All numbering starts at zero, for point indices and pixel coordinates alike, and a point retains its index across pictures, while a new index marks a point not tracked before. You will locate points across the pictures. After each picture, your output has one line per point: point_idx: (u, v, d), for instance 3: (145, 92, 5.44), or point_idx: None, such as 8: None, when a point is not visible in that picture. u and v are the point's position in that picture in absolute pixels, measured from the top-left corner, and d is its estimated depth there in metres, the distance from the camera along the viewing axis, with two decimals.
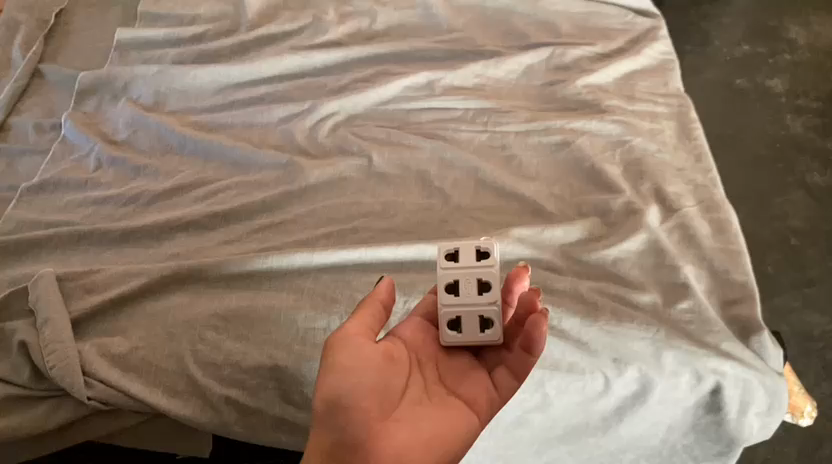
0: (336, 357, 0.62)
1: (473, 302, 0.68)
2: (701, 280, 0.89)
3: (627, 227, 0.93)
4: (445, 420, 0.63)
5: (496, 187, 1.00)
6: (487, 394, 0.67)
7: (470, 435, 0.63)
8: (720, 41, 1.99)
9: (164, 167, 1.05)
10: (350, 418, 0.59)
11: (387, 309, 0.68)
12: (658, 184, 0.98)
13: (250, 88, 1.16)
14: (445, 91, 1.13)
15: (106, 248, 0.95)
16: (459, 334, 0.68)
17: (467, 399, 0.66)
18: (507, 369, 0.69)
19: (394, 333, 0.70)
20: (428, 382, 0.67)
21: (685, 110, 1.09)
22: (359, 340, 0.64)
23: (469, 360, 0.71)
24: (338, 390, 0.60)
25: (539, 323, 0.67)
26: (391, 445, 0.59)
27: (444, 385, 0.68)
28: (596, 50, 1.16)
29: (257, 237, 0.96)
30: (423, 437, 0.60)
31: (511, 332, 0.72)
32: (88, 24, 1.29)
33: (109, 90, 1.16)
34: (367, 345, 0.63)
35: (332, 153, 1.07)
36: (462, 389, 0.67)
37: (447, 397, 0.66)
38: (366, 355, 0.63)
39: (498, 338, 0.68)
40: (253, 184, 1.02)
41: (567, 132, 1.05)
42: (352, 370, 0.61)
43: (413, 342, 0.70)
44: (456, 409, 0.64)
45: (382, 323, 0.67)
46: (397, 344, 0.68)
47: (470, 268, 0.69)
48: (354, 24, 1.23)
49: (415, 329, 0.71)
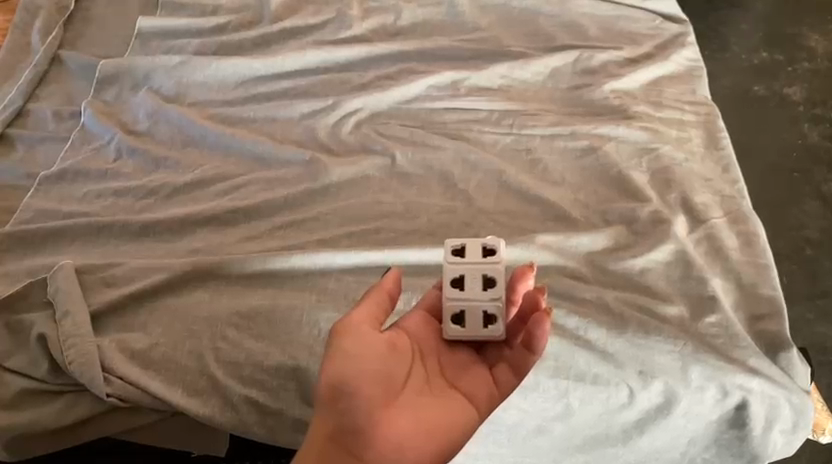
0: (340, 342, 0.60)
1: (478, 297, 0.65)
2: (728, 294, 0.88)
3: (653, 237, 0.92)
4: (447, 412, 0.61)
5: (520, 191, 0.99)
6: (489, 389, 0.65)
7: (472, 428, 0.62)
8: (739, 47, 1.97)
9: (184, 159, 1.03)
10: (351, 404, 0.58)
11: (393, 299, 0.65)
12: (685, 194, 0.97)
13: (272, 82, 1.15)
14: (470, 92, 1.11)
15: (125, 241, 0.94)
16: (462, 328, 0.65)
17: (467, 392, 0.64)
18: (507, 365, 0.66)
19: (397, 323, 0.67)
20: (430, 373, 0.64)
21: (712, 119, 1.08)
22: (366, 326, 0.61)
23: (469, 354, 0.67)
24: (341, 375, 0.58)
25: (542, 322, 0.64)
26: (393, 434, 0.57)
27: (444, 377, 0.65)
28: (623, 54, 1.15)
29: (278, 235, 0.94)
30: (426, 428, 0.59)
31: (511, 330, 0.69)
32: (108, 10, 1.27)
33: (129, 79, 1.14)
34: (372, 332, 0.61)
35: (354, 151, 1.05)
36: (463, 382, 0.65)
37: (450, 389, 0.64)
38: (371, 343, 0.61)
39: (501, 335, 0.65)
40: (273, 180, 1.01)
41: (594, 138, 1.04)
42: (356, 357, 0.59)
43: (417, 333, 0.66)
44: (457, 402, 0.62)
45: (387, 312, 0.64)
46: (400, 333, 0.65)
47: (476, 264, 0.67)
48: (378, 19, 1.21)
49: (420, 321, 0.67)
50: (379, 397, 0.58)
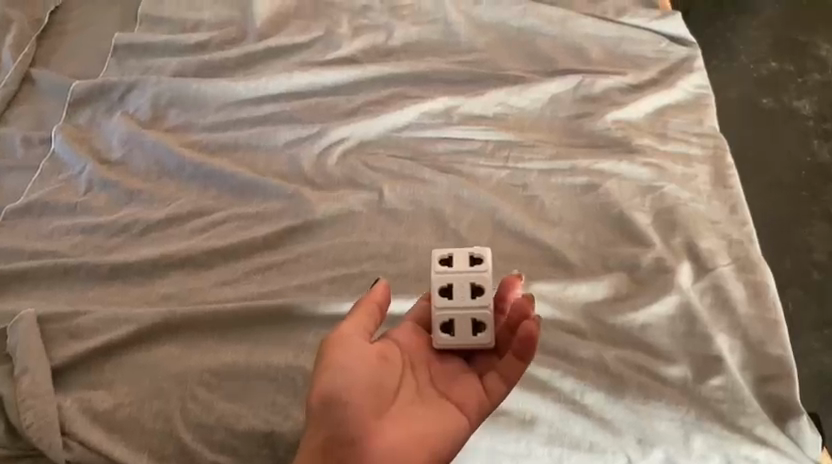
0: (333, 357, 0.68)
1: (466, 306, 0.71)
2: (735, 352, 0.82)
3: (656, 288, 0.86)
4: (434, 420, 0.67)
5: (515, 232, 0.93)
6: (478, 397, 0.70)
7: (459, 436, 0.68)
8: (746, 56, 1.88)
9: (159, 193, 0.97)
10: (344, 415, 0.65)
11: (383, 311, 0.73)
12: (691, 239, 0.91)
13: (255, 106, 1.08)
14: (464, 120, 1.05)
15: (94, 284, 0.88)
16: (452, 337, 0.71)
17: (456, 400, 0.70)
18: (497, 375, 0.71)
19: (389, 334, 0.74)
20: (420, 384, 0.71)
21: (720, 154, 1.01)
22: (356, 339, 0.69)
23: (460, 364, 0.73)
24: (334, 389, 0.66)
25: (530, 328, 0.69)
26: (382, 444, 0.64)
27: (435, 385, 0.71)
28: (627, 80, 1.08)
29: (256, 279, 0.89)
30: (413, 437, 0.66)
31: (502, 339, 0.74)
32: (85, 24, 1.20)
33: (105, 101, 1.08)
34: (363, 346, 0.69)
35: (339, 185, 0.99)
36: (453, 390, 0.71)
37: (439, 398, 0.70)
38: (361, 356, 0.68)
39: (490, 342, 0.71)
40: (253, 217, 0.95)
41: (594, 173, 0.98)
42: (347, 371, 0.67)
43: (407, 345, 0.73)
44: (445, 412, 0.68)
45: (376, 324, 0.72)
46: (392, 344, 0.72)
47: (463, 273, 0.72)
48: (368, 39, 1.15)
49: (409, 332, 0.74)
50: (369, 409, 0.66)
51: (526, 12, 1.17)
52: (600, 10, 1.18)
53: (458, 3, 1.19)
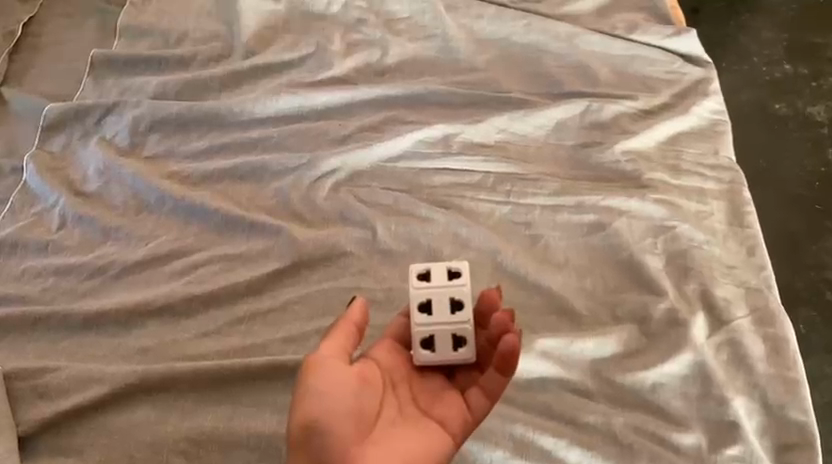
0: (310, 384, 0.64)
1: (446, 321, 0.69)
2: (752, 416, 0.76)
3: (668, 342, 0.80)
4: (417, 441, 0.65)
5: (517, 277, 0.87)
6: (462, 414, 0.68)
7: (444, 455, 0.65)
8: (759, 58, 1.81)
9: (137, 229, 0.91)
10: (323, 443, 0.62)
11: (361, 331, 0.70)
12: (705, 286, 0.85)
13: (241, 130, 1.01)
14: (463, 149, 0.98)
15: (66, 334, 0.82)
16: (433, 353, 0.69)
17: (438, 418, 0.67)
18: (480, 389, 0.69)
19: (367, 353, 0.71)
20: (402, 403, 0.68)
21: (737, 188, 0.95)
22: (334, 364, 0.66)
23: (442, 380, 0.71)
24: (312, 417, 0.63)
25: (512, 342, 0.66)
26: None
27: (417, 403, 0.68)
28: (638, 105, 1.01)
29: (239, 329, 0.83)
30: (396, 461, 0.63)
31: (484, 353, 0.71)
32: (59, 36, 1.13)
33: (81, 125, 1.01)
34: (341, 369, 0.65)
35: (330, 221, 0.93)
36: (435, 408, 0.68)
37: (421, 416, 0.67)
38: (339, 381, 0.65)
39: (471, 356, 0.69)
40: (236, 259, 0.88)
41: (603, 211, 0.91)
42: (326, 397, 0.64)
43: (386, 363, 0.70)
44: (429, 432, 0.66)
45: (354, 345, 0.69)
46: (371, 364, 0.69)
47: (443, 288, 0.71)
48: (361, 56, 1.08)
49: (388, 349, 0.71)
50: (354, 432, 0.63)
51: (530, 27, 1.10)
52: (609, 25, 1.10)
53: (457, 16, 1.12)
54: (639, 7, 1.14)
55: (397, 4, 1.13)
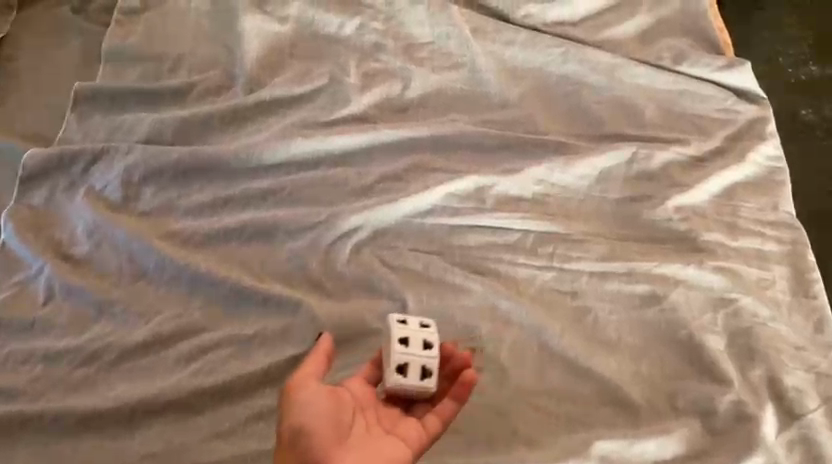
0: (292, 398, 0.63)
1: (418, 353, 0.67)
2: None
3: (737, 441, 0.73)
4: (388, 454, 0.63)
5: (565, 360, 0.78)
6: (421, 435, 0.66)
7: None
8: (785, 58, 1.71)
9: (135, 303, 0.81)
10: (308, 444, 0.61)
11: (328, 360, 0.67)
12: (774, 373, 0.77)
13: (248, 180, 0.90)
14: (498, 204, 0.89)
15: (58, 437, 0.72)
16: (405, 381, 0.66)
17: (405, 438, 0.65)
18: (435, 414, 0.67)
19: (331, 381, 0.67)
20: (368, 423, 0.65)
21: (800, 251, 0.86)
22: (309, 381, 0.64)
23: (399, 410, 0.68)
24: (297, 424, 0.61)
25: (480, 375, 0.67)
26: None
27: (382, 424, 0.66)
28: (689, 153, 0.92)
29: (257, 428, 0.74)
30: None
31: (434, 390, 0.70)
32: (35, 61, 0.99)
33: (65, 175, 0.89)
34: (315, 385, 0.63)
35: (353, 291, 0.83)
36: (399, 429, 0.65)
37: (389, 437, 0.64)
38: (316, 394, 0.63)
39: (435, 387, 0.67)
40: (249, 341, 0.79)
41: (657, 280, 0.83)
42: (305, 408, 0.62)
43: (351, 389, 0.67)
44: (395, 451, 0.63)
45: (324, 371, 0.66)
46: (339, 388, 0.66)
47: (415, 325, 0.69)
48: (381, 90, 0.96)
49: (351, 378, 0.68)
50: (325, 442, 0.61)
51: (567, 56, 0.99)
52: (654, 54, 1.00)
53: (485, 42, 1.00)
54: (684, 30, 1.03)
55: (418, 27, 1.02)
